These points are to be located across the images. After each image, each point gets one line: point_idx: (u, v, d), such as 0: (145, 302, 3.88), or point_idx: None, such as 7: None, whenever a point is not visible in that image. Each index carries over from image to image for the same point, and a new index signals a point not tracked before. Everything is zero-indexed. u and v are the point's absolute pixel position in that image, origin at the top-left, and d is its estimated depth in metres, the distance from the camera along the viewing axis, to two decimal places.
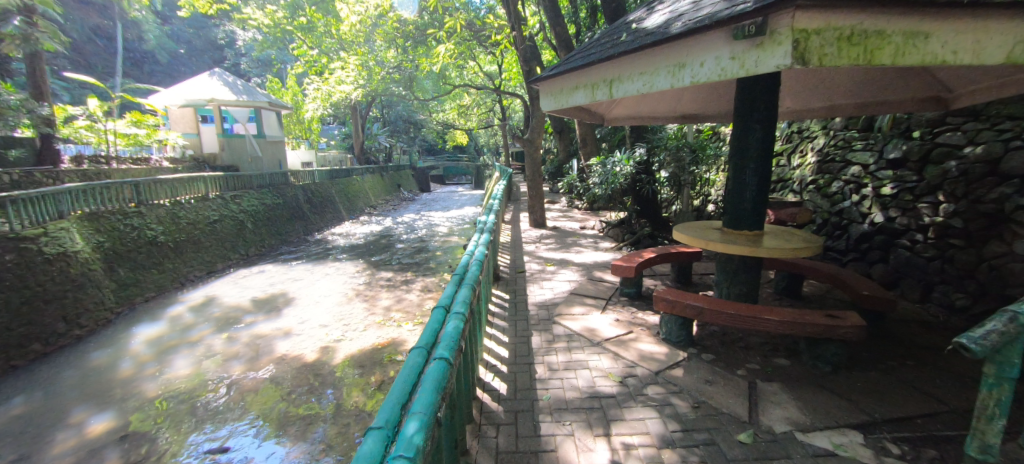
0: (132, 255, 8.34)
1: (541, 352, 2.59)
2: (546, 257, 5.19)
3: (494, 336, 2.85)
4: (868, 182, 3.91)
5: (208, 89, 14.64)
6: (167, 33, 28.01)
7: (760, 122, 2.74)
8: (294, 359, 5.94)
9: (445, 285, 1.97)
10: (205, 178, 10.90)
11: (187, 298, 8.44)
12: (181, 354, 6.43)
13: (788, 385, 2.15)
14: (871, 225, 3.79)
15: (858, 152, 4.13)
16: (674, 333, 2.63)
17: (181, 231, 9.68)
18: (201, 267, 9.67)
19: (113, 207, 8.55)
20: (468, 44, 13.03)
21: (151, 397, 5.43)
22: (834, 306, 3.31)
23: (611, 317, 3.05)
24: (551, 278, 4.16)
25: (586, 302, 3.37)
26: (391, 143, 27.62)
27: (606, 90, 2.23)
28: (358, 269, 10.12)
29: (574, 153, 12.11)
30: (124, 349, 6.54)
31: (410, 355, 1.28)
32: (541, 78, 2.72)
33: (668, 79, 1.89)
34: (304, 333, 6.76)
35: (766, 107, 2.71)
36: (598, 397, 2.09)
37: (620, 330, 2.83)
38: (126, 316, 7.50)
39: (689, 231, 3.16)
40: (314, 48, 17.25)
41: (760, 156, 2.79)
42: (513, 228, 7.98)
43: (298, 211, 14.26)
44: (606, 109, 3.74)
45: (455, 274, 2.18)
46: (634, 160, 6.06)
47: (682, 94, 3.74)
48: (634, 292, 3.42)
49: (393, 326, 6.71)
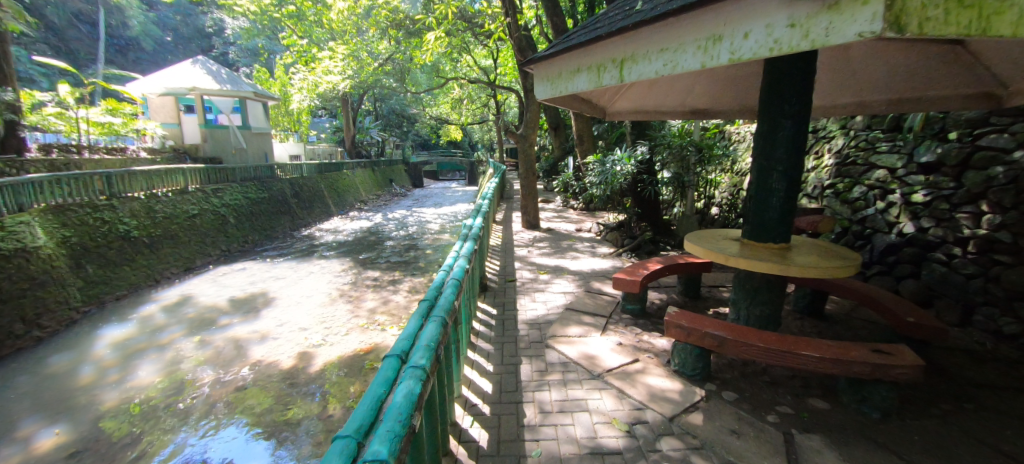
0: (102, 251, 7.81)
1: (531, 387, 2.17)
2: (539, 264, 4.75)
3: (477, 364, 2.43)
4: (897, 188, 3.53)
5: (190, 78, 14.03)
6: (153, 20, 27.27)
7: (791, 117, 2.34)
8: (268, 366, 5.49)
9: (408, 320, 1.54)
10: (184, 170, 10.32)
11: (160, 297, 7.96)
12: (147, 360, 5.96)
13: (832, 440, 1.76)
14: (899, 236, 3.42)
15: (883, 155, 3.75)
16: (689, 365, 2.21)
17: (157, 225, 9.11)
18: (177, 264, 9.15)
19: (82, 200, 7.97)
20: (462, 36, 12.60)
21: (111, 407, 4.98)
22: (864, 328, 2.92)
23: (612, 341, 2.63)
24: (543, 289, 3.74)
25: (584, 321, 2.95)
26: (384, 136, 27.10)
27: (616, 72, 1.79)
28: (344, 267, 9.67)
29: (569, 150, 11.73)
30: (88, 353, 6.08)
31: (331, 450, 0.86)
32: (534, 59, 2.27)
33: (697, 58, 1.46)
34: (282, 337, 6.29)
35: (800, 99, 2.31)
36: (601, 454, 1.68)
37: (622, 358, 2.41)
38: (92, 316, 7.01)
39: (703, 242, 2.76)
40: (303, 37, 16.69)
41: (790, 159, 2.38)
42: (505, 229, 7.54)
43: (285, 205, 13.74)
44: (608, 100, 3.30)
45: (425, 300, 1.74)
46: (635, 159, 5.63)
47: (694, 84, 3.38)
48: (637, 309, 3.03)
49: (377, 330, 6.27)
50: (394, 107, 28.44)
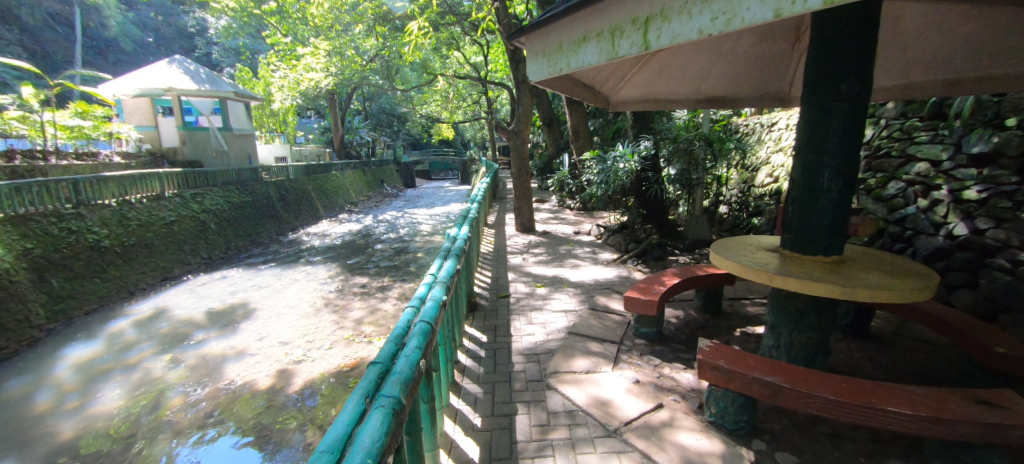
0: (69, 263, 7.20)
1: (531, 451, 1.69)
2: (537, 274, 4.28)
3: (461, 416, 1.94)
4: (943, 183, 3.10)
5: (167, 78, 13.40)
6: (133, 21, 26.54)
7: (849, 100, 1.86)
8: (243, 386, 4.95)
9: (344, 406, 0.98)
10: (160, 174, 9.71)
11: (133, 311, 7.38)
12: (112, 382, 5.40)
13: None
14: (948, 239, 2.96)
15: (924, 146, 3.34)
16: (730, 417, 1.73)
17: (131, 234, 8.50)
18: (153, 273, 8.53)
19: (46, 209, 7.38)
20: (451, 29, 12.06)
21: (65, 441, 4.42)
22: (921, 351, 2.48)
23: (627, 378, 2.15)
24: (542, 307, 3.25)
25: (591, 350, 2.47)
26: (374, 136, 26.50)
27: (642, 36, 1.29)
28: (331, 273, 9.11)
29: (564, 147, 11.24)
30: (47, 377, 5.52)
31: None
32: (527, 29, 1.78)
33: (769, 4, 0.96)
34: (260, 353, 5.76)
35: (861, 78, 1.84)
36: None
37: (643, 403, 1.93)
38: (57, 334, 6.44)
39: (733, 253, 2.28)
40: (287, 35, 16.07)
41: (845, 151, 1.91)
42: (497, 233, 7.04)
43: (270, 209, 13.12)
44: (613, 86, 2.85)
45: (379, 361, 1.18)
46: (639, 155, 5.15)
47: (712, 67, 2.93)
48: (653, 334, 2.56)
49: (363, 343, 5.75)
50: (383, 106, 27.83)
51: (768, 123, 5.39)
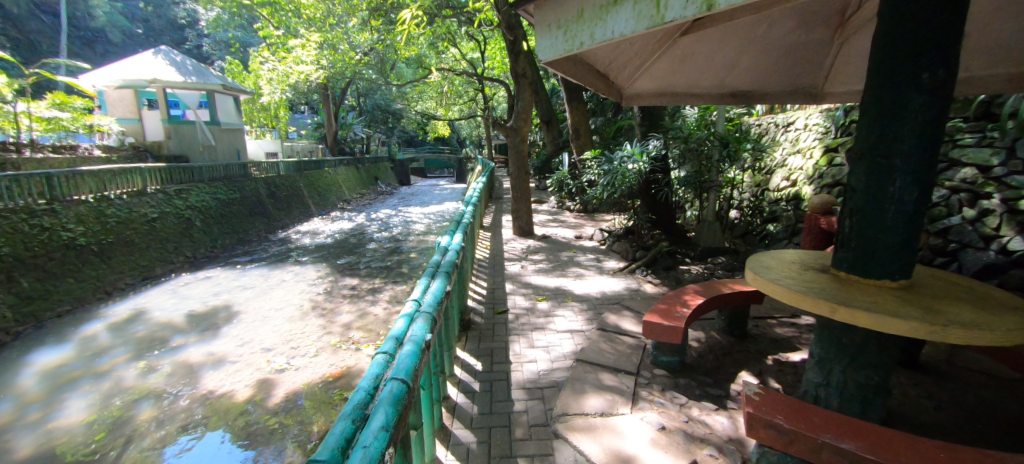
0: (40, 261, 6.70)
1: None
2: (537, 284, 3.91)
3: None
4: (993, 191, 2.81)
5: (152, 68, 12.88)
6: (120, 12, 25.82)
7: (930, 92, 1.33)
8: (220, 398, 4.55)
9: None
10: (143, 168, 9.18)
11: (109, 313, 6.94)
12: (78, 393, 4.97)
13: None
14: (1001, 254, 2.62)
15: (970, 149, 3.06)
16: None
17: (109, 231, 7.98)
18: (132, 273, 8.06)
19: (17, 205, 6.84)
20: (448, 23, 11.64)
21: (23, 457, 3.98)
22: (985, 387, 2.15)
23: (648, 423, 1.79)
24: (544, 327, 2.89)
25: (605, 383, 2.11)
26: (368, 132, 26.05)
27: None
28: (319, 274, 8.69)
29: (563, 146, 10.90)
30: (9, 385, 5.08)
31: None
32: None
33: None
34: (241, 360, 5.35)
35: (949, 63, 1.32)
36: None
37: (673, 458, 1.57)
38: (25, 339, 5.98)
39: (775, 273, 1.90)
40: (279, 28, 15.66)
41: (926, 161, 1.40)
42: (494, 237, 6.69)
43: (258, 205, 12.65)
44: (628, 78, 2.52)
45: (324, 457, 0.80)
46: (648, 155, 4.81)
47: (739, 57, 2.59)
48: (676, 363, 2.22)
49: (350, 350, 5.34)
50: (378, 102, 27.31)
51: (784, 123, 5.11)
